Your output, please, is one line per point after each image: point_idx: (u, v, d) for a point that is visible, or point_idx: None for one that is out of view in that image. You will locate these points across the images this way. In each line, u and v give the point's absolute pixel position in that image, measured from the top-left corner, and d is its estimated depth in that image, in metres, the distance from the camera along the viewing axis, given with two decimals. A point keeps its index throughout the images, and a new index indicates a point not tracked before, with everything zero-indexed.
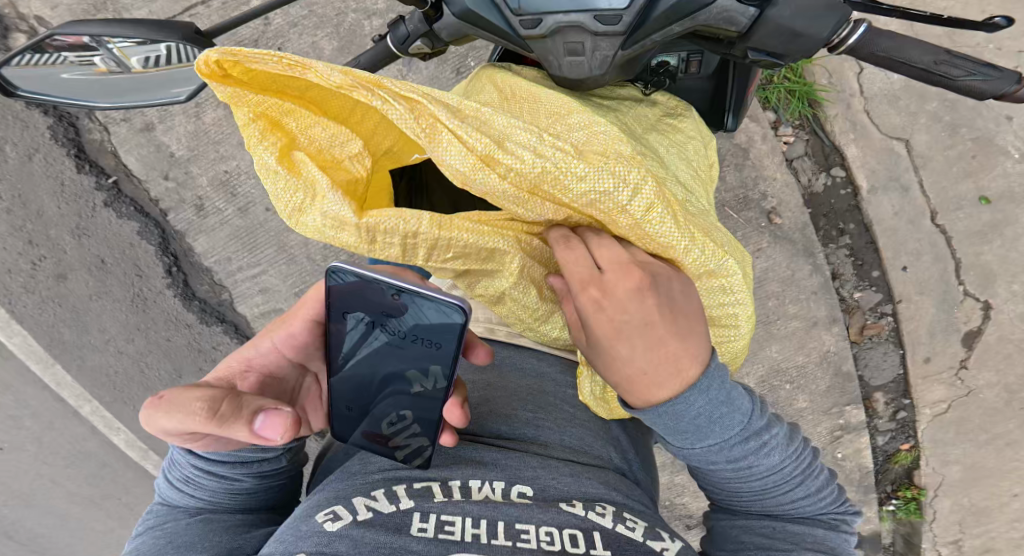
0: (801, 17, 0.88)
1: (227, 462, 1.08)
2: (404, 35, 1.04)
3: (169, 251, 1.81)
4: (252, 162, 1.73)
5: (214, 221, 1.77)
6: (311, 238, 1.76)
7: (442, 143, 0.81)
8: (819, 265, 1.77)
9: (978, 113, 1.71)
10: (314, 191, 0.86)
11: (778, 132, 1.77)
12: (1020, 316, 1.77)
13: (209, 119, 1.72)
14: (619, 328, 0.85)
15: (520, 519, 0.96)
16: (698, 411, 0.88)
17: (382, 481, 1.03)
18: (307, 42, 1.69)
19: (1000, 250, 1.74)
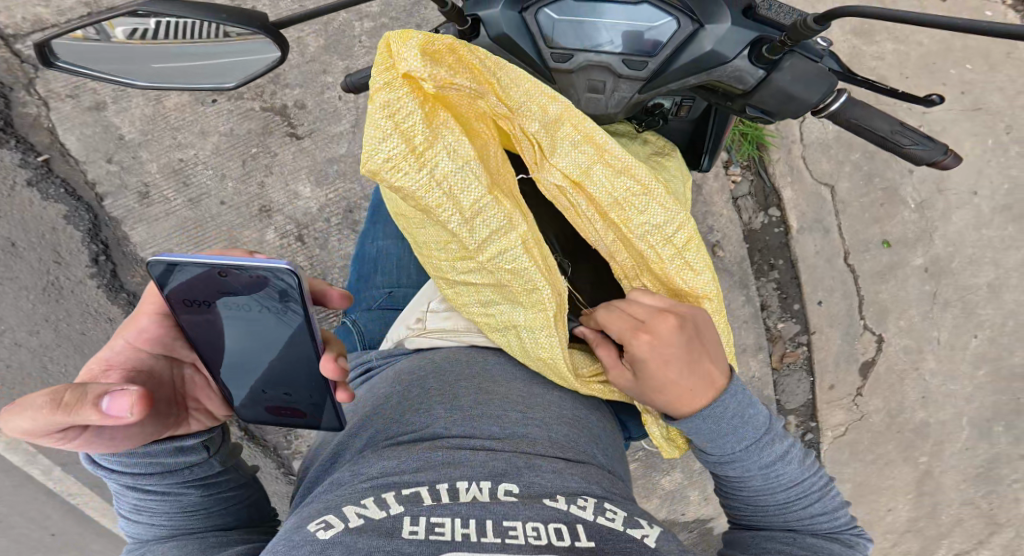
0: (798, 83, 0.97)
1: (152, 474, 0.99)
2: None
3: (99, 239, 1.65)
4: (211, 152, 1.65)
5: (159, 210, 1.64)
6: (265, 236, 1.66)
7: (563, 150, 0.99)
8: (750, 296, 1.94)
9: (889, 165, 1.93)
10: (421, 147, 0.89)
11: (729, 170, 1.94)
12: (906, 348, 1.98)
13: (170, 104, 1.63)
14: (668, 359, 0.97)
15: (506, 516, 0.90)
16: (732, 411, 1.00)
17: (371, 488, 0.93)
18: (293, 35, 1.65)
19: (895, 289, 1.96)
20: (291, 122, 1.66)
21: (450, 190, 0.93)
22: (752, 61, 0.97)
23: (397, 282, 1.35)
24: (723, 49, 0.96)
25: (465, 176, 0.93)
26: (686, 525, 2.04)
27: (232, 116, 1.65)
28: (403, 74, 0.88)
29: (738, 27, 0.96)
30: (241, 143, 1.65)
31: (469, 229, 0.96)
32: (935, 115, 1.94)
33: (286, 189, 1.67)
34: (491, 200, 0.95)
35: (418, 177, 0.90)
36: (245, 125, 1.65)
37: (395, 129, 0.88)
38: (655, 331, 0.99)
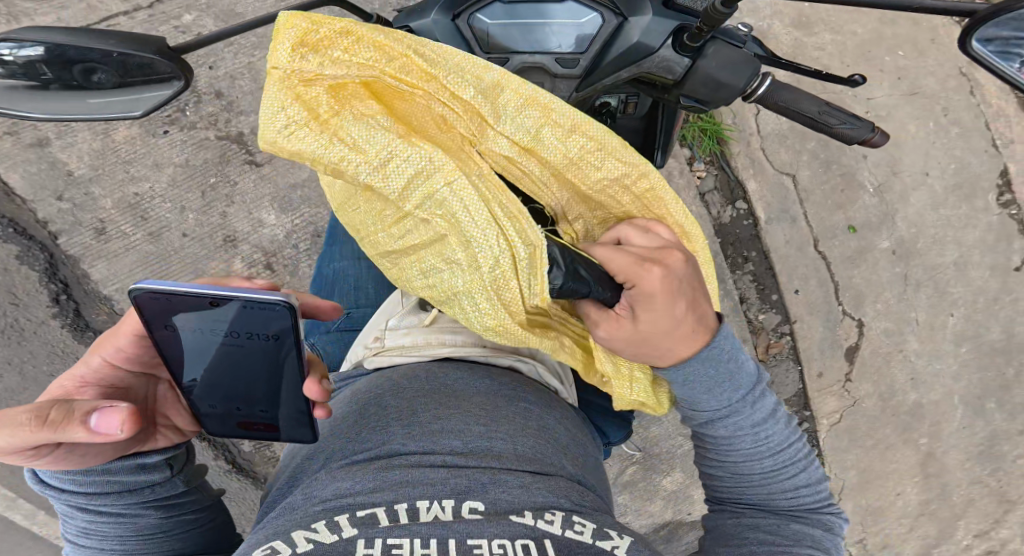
0: (725, 69, 0.97)
1: (109, 494, 0.98)
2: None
3: (58, 277, 1.63)
4: (167, 184, 1.64)
5: (118, 246, 1.63)
6: (234, 265, 1.65)
7: (508, 113, 0.91)
8: (729, 290, 1.94)
9: (844, 151, 1.95)
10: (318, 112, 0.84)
11: (693, 167, 1.94)
12: (887, 331, 1.98)
13: (119, 137, 1.64)
14: (672, 293, 0.93)
15: (470, 535, 0.90)
16: (727, 354, 0.98)
17: (323, 511, 0.92)
18: (243, 62, 1.67)
19: (867, 273, 1.96)
20: (248, 149, 1.67)
21: (349, 142, 0.85)
22: (677, 50, 0.97)
23: (356, 303, 1.38)
24: (648, 40, 0.97)
25: (362, 137, 0.85)
26: (694, 524, 2.02)
27: (187, 147, 1.65)
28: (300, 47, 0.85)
29: (660, 18, 0.97)
30: (198, 173, 1.64)
31: (385, 181, 0.86)
32: (878, 101, 1.96)
33: (249, 217, 1.66)
34: (401, 143, 0.85)
35: (321, 144, 0.84)
36: (201, 154, 1.65)
37: (289, 109, 0.83)
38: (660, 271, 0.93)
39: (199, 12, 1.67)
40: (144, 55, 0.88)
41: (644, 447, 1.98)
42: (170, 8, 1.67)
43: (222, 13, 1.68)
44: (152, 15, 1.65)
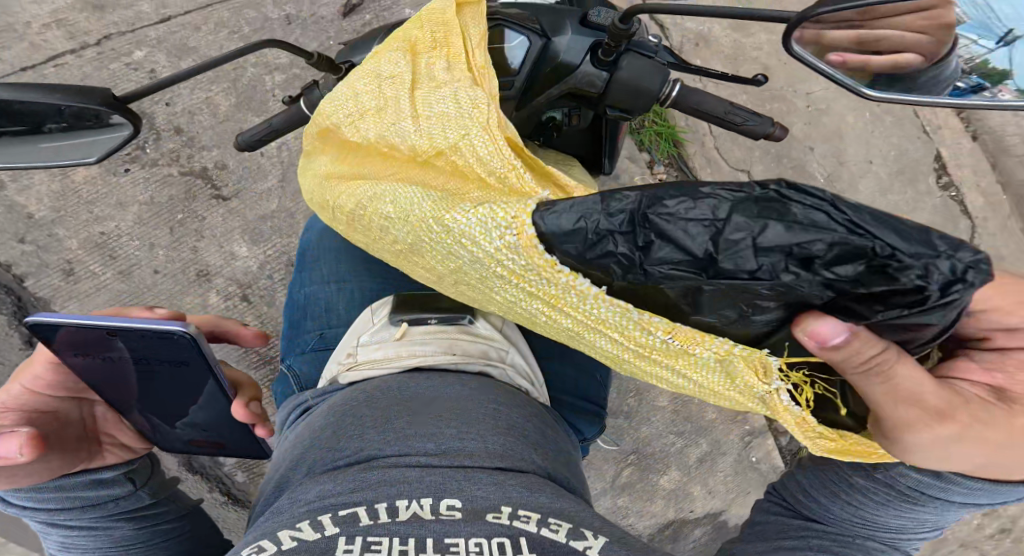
0: (639, 77, 1.03)
1: (73, 510, 1.00)
2: (317, 97, 1.14)
3: (28, 319, 1.60)
4: (134, 221, 1.63)
5: (88, 286, 1.60)
6: (210, 296, 1.64)
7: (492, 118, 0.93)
8: None
9: (791, 145, 2.00)
10: (362, 86, 1.04)
11: (653, 170, 1.96)
12: None
13: (79, 177, 1.63)
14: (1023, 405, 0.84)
15: (448, 533, 0.90)
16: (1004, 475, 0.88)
17: (307, 512, 0.93)
18: (201, 97, 1.70)
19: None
20: (214, 184, 1.68)
21: (385, 94, 1.01)
22: (596, 65, 1.03)
23: (329, 325, 1.39)
24: (571, 58, 1.04)
25: (400, 91, 1.01)
26: (698, 521, 2.01)
27: (150, 184, 1.65)
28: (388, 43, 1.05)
29: (580, 37, 1.03)
30: (164, 210, 1.64)
31: (392, 136, 1.01)
32: (817, 95, 2.04)
33: (221, 251, 1.66)
34: (405, 113, 0.99)
35: (350, 113, 1.04)
36: (165, 191, 1.65)
37: (361, 74, 1.04)
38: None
39: (149, 48, 1.59)
40: (88, 104, 0.89)
41: (638, 447, 2.00)
42: (119, 45, 1.58)
43: (173, 49, 1.60)
44: (101, 52, 1.58)
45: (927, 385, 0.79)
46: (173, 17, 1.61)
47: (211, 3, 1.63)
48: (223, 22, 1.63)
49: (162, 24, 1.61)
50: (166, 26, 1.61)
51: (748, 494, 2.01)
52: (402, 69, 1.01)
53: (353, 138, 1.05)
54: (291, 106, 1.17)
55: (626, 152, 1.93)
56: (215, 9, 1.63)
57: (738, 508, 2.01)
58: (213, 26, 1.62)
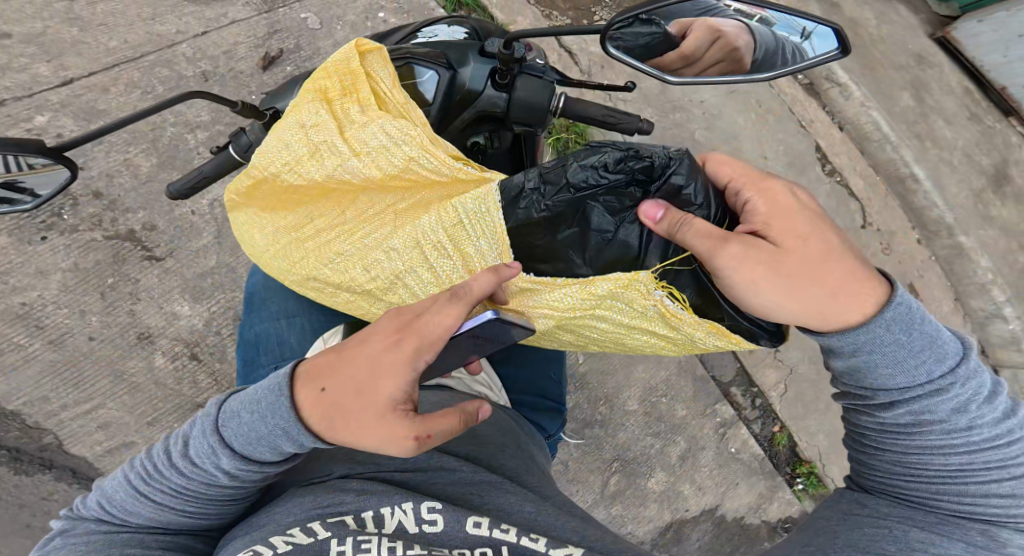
0: (530, 93, 1.16)
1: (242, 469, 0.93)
2: (246, 144, 1.12)
3: None
4: (58, 288, 1.54)
5: (13, 358, 1.49)
6: (155, 357, 1.57)
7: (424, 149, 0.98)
8: None
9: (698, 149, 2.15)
10: (288, 150, 1.03)
11: None
12: None
13: None
14: (821, 255, 0.95)
15: (431, 542, 0.97)
16: (885, 337, 0.93)
17: (295, 518, 0.97)
18: (120, 160, 1.63)
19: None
20: (144, 245, 1.61)
21: (319, 146, 1.02)
22: (495, 87, 1.18)
23: (282, 359, 1.37)
24: (475, 85, 1.18)
25: (331, 135, 1.01)
26: (696, 520, 2.00)
27: (72, 251, 1.56)
28: (311, 98, 1.02)
29: (481, 66, 1.19)
30: (92, 275, 1.56)
31: (337, 180, 1.04)
32: (710, 101, 2.20)
33: (161, 312, 1.59)
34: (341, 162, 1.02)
35: (290, 169, 1.05)
36: (91, 256, 1.57)
37: (280, 135, 1.03)
38: (799, 199, 0.98)
39: (53, 112, 1.54)
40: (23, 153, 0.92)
41: (620, 454, 1.98)
42: (17, 110, 1.52)
43: (81, 112, 1.56)
44: None
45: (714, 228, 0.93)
46: (77, 79, 1.57)
47: (117, 63, 1.60)
48: (133, 82, 1.60)
49: (64, 87, 1.56)
50: (68, 88, 1.56)
51: (737, 485, 2.04)
52: (321, 118, 1.02)
53: (296, 183, 1.06)
54: (218, 156, 1.12)
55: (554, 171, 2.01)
56: (124, 69, 1.60)
57: (732, 502, 2.03)
58: (123, 86, 1.59)
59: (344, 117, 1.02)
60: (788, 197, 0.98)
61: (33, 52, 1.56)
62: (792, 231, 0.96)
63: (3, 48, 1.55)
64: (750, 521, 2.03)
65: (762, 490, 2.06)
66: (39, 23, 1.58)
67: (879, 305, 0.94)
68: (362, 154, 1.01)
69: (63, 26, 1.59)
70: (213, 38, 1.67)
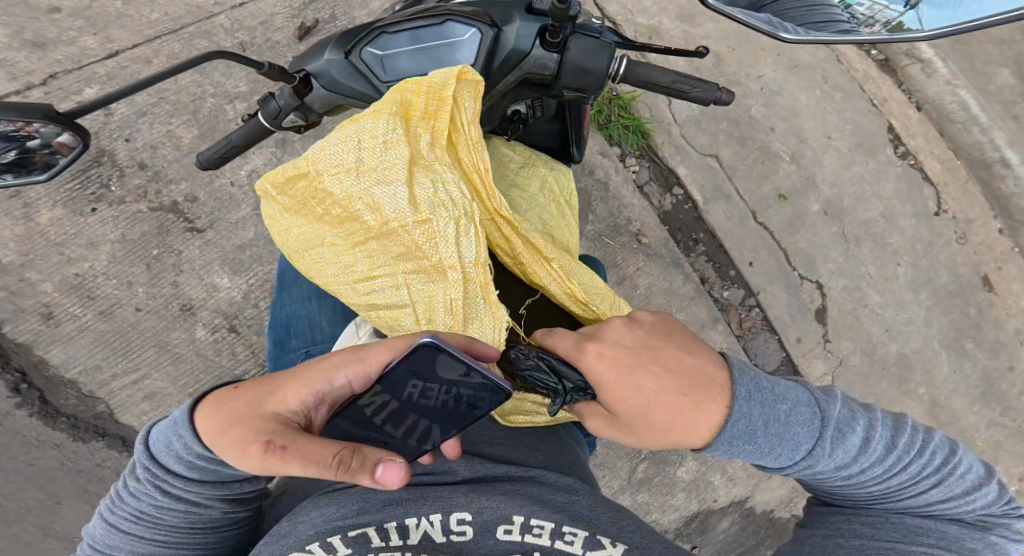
0: (586, 57, 1.03)
1: (184, 499, 0.93)
2: (275, 109, 1.05)
3: (14, 367, 1.61)
4: (109, 259, 1.66)
5: (70, 328, 1.63)
6: (196, 328, 1.68)
7: (463, 226, 1.04)
8: (688, 272, 1.88)
9: (754, 126, 1.98)
10: (344, 146, 1.03)
11: (625, 162, 1.92)
12: (846, 288, 1.94)
13: (44, 220, 1.64)
14: (642, 385, 0.92)
15: (460, 554, 0.90)
16: (743, 443, 0.90)
17: (316, 532, 0.91)
18: (162, 131, 1.71)
19: (810, 236, 1.95)
20: (186, 217, 1.70)
21: (377, 157, 1.03)
22: (545, 47, 1.03)
23: (313, 341, 1.38)
24: (521, 46, 1.03)
25: (399, 158, 1.03)
26: (724, 511, 2.00)
27: (120, 222, 1.67)
28: (394, 109, 1.03)
29: (528, 24, 1.02)
30: (138, 246, 1.66)
31: (372, 202, 1.03)
32: (769, 77, 2.01)
33: (201, 283, 1.69)
34: (386, 184, 1.03)
35: (332, 163, 1.03)
36: (137, 228, 1.67)
37: (354, 132, 1.04)
38: (598, 353, 0.95)
39: (100, 84, 1.59)
40: (29, 118, 0.90)
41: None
42: (68, 83, 1.58)
43: (126, 83, 1.60)
44: (48, 91, 1.57)
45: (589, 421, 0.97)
46: (122, 51, 1.61)
47: (159, 35, 1.63)
48: (175, 53, 1.63)
49: (110, 59, 1.60)
50: (114, 60, 1.60)
51: (770, 478, 2.03)
52: (387, 129, 1.03)
53: (330, 188, 1.03)
54: (250, 122, 1.08)
55: (596, 147, 1.88)
56: (165, 41, 1.63)
57: (763, 495, 2.03)
58: (165, 58, 1.62)
59: (416, 141, 1.05)
60: (590, 358, 0.94)
61: (80, 25, 1.61)
62: (615, 397, 0.93)
63: (51, 22, 1.60)
64: (779, 514, 2.04)
65: (795, 484, 2.04)
66: None
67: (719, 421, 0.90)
68: (411, 188, 1.03)
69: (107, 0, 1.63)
70: (250, 9, 1.67)
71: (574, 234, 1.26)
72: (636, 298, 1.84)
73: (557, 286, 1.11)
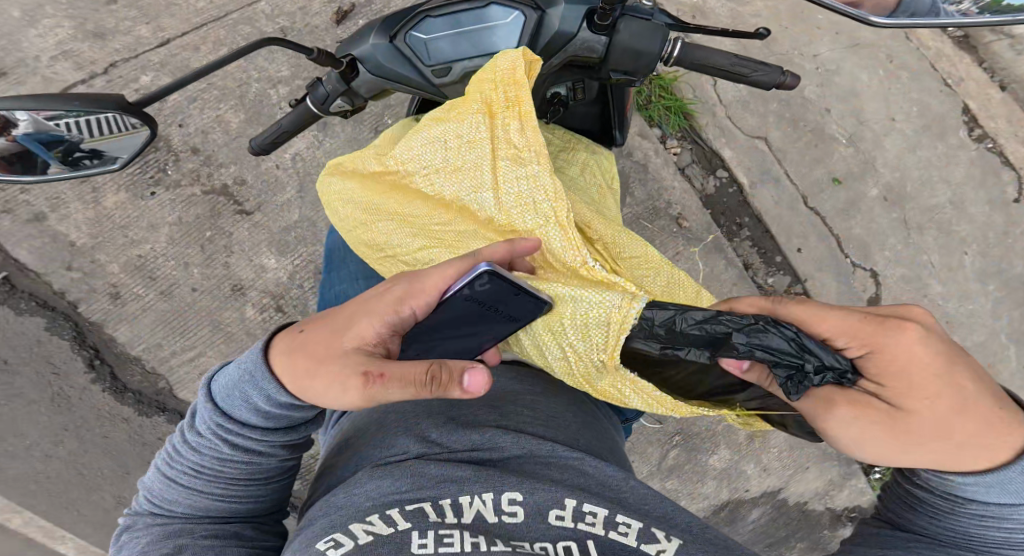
0: (637, 39, 0.99)
1: (249, 447, 0.92)
2: (323, 94, 1.04)
3: (88, 343, 1.68)
4: (168, 241, 1.70)
5: (134, 307, 1.68)
6: (247, 309, 1.72)
7: (548, 221, 0.95)
8: (731, 258, 1.81)
9: (807, 108, 1.88)
10: (438, 143, 1.03)
11: (666, 144, 1.86)
12: (903, 277, 1.84)
13: (110, 204, 1.69)
14: (946, 387, 0.84)
15: (514, 535, 0.88)
16: None
17: (374, 505, 0.89)
18: (211, 116, 1.73)
19: (866, 222, 1.85)
20: (236, 200, 1.73)
21: (464, 155, 1.01)
22: (593, 30, 0.99)
23: None
24: (567, 28, 0.99)
25: (483, 157, 0.99)
26: (755, 501, 1.96)
27: (177, 206, 1.71)
28: (479, 107, 1.00)
29: (574, 5, 0.98)
30: (193, 229, 1.70)
31: (462, 209, 1.01)
32: (824, 56, 1.91)
33: (251, 264, 1.72)
34: (470, 184, 1.00)
35: (428, 160, 1.04)
36: (192, 211, 1.70)
37: (441, 132, 1.03)
38: (916, 336, 0.85)
39: (155, 72, 1.62)
40: (98, 109, 0.87)
41: (682, 428, 1.93)
42: (126, 71, 1.61)
43: (178, 71, 1.62)
44: (109, 80, 1.60)
45: (845, 407, 0.87)
46: (173, 40, 1.62)
47: (205, 22, 1.64)
48: (221, 40, 1.64)
49: (162, 47, 1.62)
50: (166, 48, 1.62)
51: (806, 469, 1.95)
52: (471, 125, 1.00)
53: (424, 190, 1.04)
54: (297, 106, 1.07)
55: (637, 129, 1.82)
56: (211, 28, 1.64)
57: (797, 487, 1.96)
58: (212, 45, 1.64)
59: (502, 135, 0.99)
60: (897, 342, 0.85)
61: (134, 15, 1.63)
62: (910, 386, 0.85)
63: (110, 12, 1.62)
64: (813, 506, 1.97)
65: (832, 477, 1.97)
66: None
67: (1021, 449, 0.82)
68: (495, 184, 0.98)
69: None
70: None
71: (617, 218, 1.21)
72: None
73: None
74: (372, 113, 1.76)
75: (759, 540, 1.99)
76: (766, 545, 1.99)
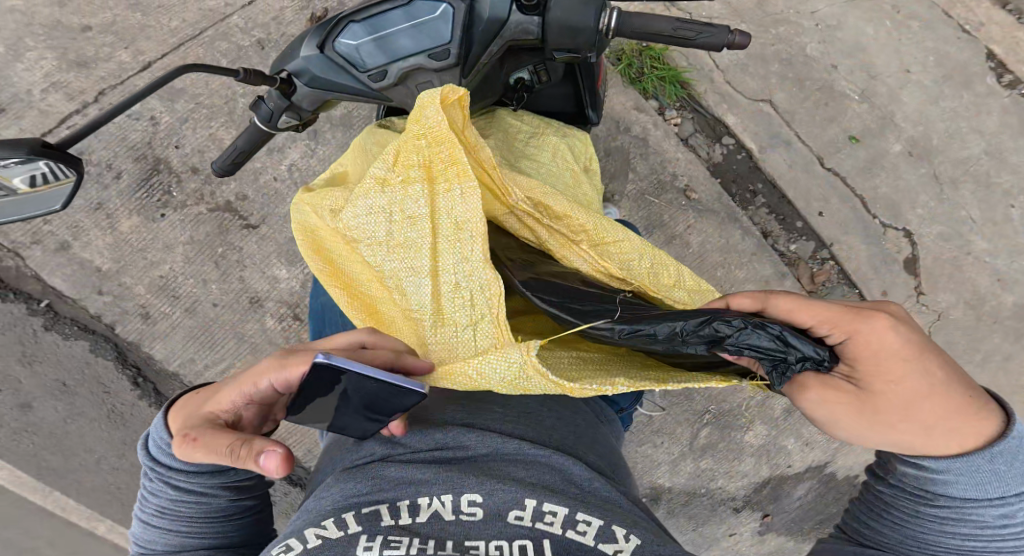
0: (570, 13, 0.92)
1: (192, 488, 0.90)
2: (267, 112, 1.01)
3: (129, 362, 1.71)
4: (186, 260, 1.70)
5: (165, 325, 1.69)
6: (267, 319, 1.71)
7: (485, 301, 0.90)
8: (747, 227, 1.70)
9: (811, 66, 1.75)
10: (377, 207, 0.96)
11: (665, 116, 1.76)
12: (941, 235, 1.70)
13: (126, 228, 1.69)
14: (916, 373, 0.83)
15: (467, 536, 0.83)
16: (997, 468, 0.81)
17: (332, 507, 0.86)
18: (205, 135, 1.72)
19: (892, 180, 1.71)
20: (240, 215, 1.72)
21: (404, 228, 0.95)
22: (524, 11, 0.94)
23: None
24: (497, 13, 0.94)
25: (423, 237, 0.94)
26: (800, 477, 1.86)
27: (186, 225, 1.70)
28: (420, 173, 0.95)
29: None
30: (206, 245, 1.70)
31: (400, 287, 0.95)
32: (824, 12, 1.76)
33: (264, 276, 1.72)
34: (411, 255, 0.95)
35: (368, 228, 0.96)
36: (201, 229, 1.70)
37: (387, 202, 0.96)
38: (890, 324, 0.83)
39: None
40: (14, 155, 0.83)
41: (712, 406, 1.84)
42: (114, 98, 1.60)
43: None
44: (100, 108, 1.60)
45: (817, 389, 0.84)
46: (153, 62, 1.62)
47: (181, 42, 1.63)
48: (200, 58, 1.63)
49: (145, 71, 1.61)
50: (149, 72, 1.61)
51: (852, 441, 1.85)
52: (412, 192, 0.95)
53: (366, 260, 0.97)
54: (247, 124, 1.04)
55: (632, 104, 1.73)
56: (189, 47, 1.63)
57: (845, 460, 1.86)
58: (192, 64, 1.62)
59: (442, 207, 0.93)
60: (872, 328, 0.83)
61: (111, 41, 1.62)
62: (881, 370, 0.83)
63: (87, 40, 1.61)
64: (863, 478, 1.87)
65: None
66: (109, 13, 1.62)
67: (988, 437, 0.82)
68: (438, 257, 0.93)
69: (128, 13, 1.63)
70: (261, 6, 1.65)
71: (593, 200, 1.16)
72: (688, 257, 1.69)
73: (590, 265, 1.00)
74: (360, 116, 1.73)
75: (808, 517, 1.90)
76: (815, 522, 1.91)
